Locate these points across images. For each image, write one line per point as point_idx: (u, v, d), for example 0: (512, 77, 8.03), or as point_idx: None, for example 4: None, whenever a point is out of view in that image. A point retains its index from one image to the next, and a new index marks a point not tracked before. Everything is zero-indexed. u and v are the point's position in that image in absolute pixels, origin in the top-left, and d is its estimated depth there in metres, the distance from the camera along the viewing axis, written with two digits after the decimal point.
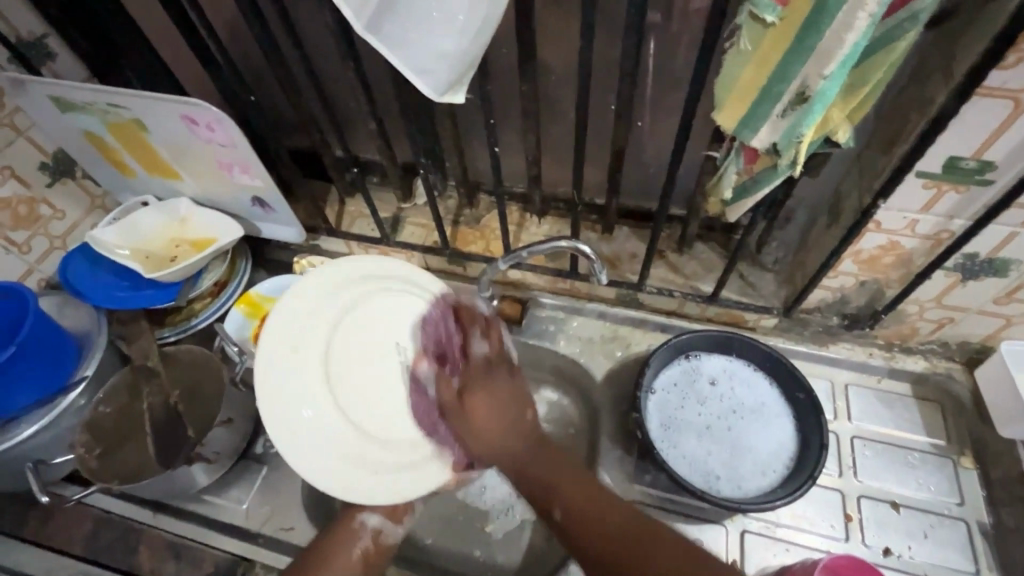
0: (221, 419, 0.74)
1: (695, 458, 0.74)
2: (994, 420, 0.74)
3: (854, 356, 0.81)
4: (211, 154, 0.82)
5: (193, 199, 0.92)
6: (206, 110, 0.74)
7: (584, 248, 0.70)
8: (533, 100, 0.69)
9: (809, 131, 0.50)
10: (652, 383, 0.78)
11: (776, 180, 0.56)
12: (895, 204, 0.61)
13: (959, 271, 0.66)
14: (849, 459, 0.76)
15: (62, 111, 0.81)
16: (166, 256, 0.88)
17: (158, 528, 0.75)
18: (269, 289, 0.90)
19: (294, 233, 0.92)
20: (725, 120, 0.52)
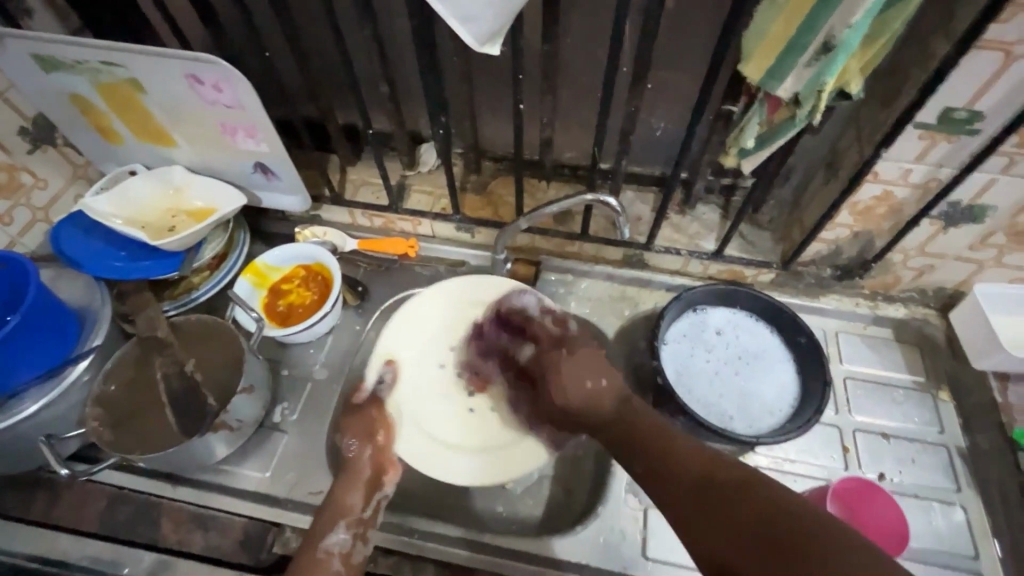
0: (242, 386, 0.73)
1: (709, 401, 0.79)
2: (968, 354, 0.82)
3: (842, 306, 0.88)
4: (214, 116, 0.79)
5: (187, 167, 0.88)
6: (215, 66, 0.71)
7: (610, 201, 0.73)
8: (554, 59, 0.70)
9: (830, 80, 0.54)
10: (666, 336, 0.82)
11: (793, 130, 0.60)
12: (893, 155, 0.66)
13: (942, 219, 0.72)
14: (843, 398, 0.83)
15: (45, 70, 0.76)
16: (163, 226, 0.84)
17: (179, 500, 0.74)
18: (275, 258, 0.88)
19: (298, 201, 0.90)
20: (752, 71, 0.56)
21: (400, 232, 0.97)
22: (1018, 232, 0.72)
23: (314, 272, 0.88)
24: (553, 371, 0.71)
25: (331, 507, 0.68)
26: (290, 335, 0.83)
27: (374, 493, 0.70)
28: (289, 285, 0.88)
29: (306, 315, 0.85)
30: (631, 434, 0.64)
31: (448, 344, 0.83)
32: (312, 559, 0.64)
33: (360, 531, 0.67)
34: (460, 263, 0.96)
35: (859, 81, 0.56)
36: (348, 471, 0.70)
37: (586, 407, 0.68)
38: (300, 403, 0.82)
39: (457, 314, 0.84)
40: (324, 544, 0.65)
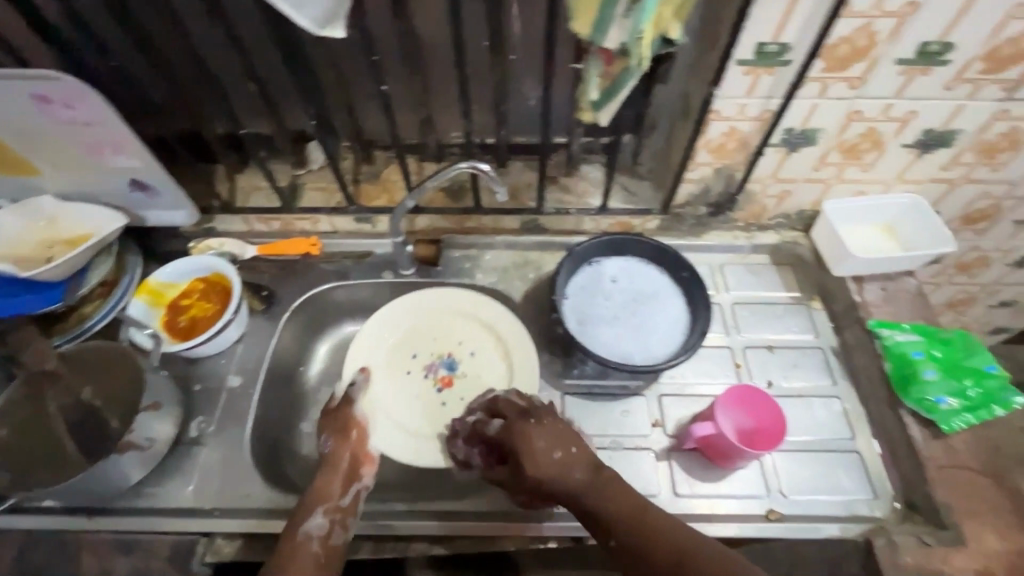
0: (145, 404, 0.72)
1: (612, 344, 0.84)
2: (828, 263, 0.92)
3: (723, 240, 0.96)
4: (73, 135, 0.76)
5: (58, 195, 0.85)
6: (61, 81, 0.69)
7: (484, 165, 0.75)
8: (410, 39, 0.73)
9: (647, 27, 0.59)
10: (566, 291, 0.87)
11: (630, 79, 0.65)
12: (727, 92, 0.74)
13: (784, 145, 0.81)
14: (731, 320, 0.91)
15: None
16: (38, 258, 0.81)
17: (100, 531, 0.72)
18: (169, 275, 0.87)
19: (183, 215, 0.88)
20: (581, 26, 0.61)
21: (301, 232, 0.98)
22: (847, 149, 0.82)
23: (212, 283, 0.88)
24: (523, 443, 0.68)
25: (314, 494, 0.70)
26: (192, 348, 0.82)
27: (350, 483, 0.73)
28: (188, 300, 0.87)
29: (208, 326, 0.84)
30: (579, 501, 0.65)
31: (420, 352, 0.93)
32: (292, 542, 0.65)
33: (338, 518, 0.69)
34: (365, 254, 0.97)
35: (678, 27, 0.62)
36: (329, 465, 0.73)
37: (553, 474, 0.66)
38: (218, 415, 0.82)
39: (425, 320, 0.94)
40: (306, 526, 0.67)
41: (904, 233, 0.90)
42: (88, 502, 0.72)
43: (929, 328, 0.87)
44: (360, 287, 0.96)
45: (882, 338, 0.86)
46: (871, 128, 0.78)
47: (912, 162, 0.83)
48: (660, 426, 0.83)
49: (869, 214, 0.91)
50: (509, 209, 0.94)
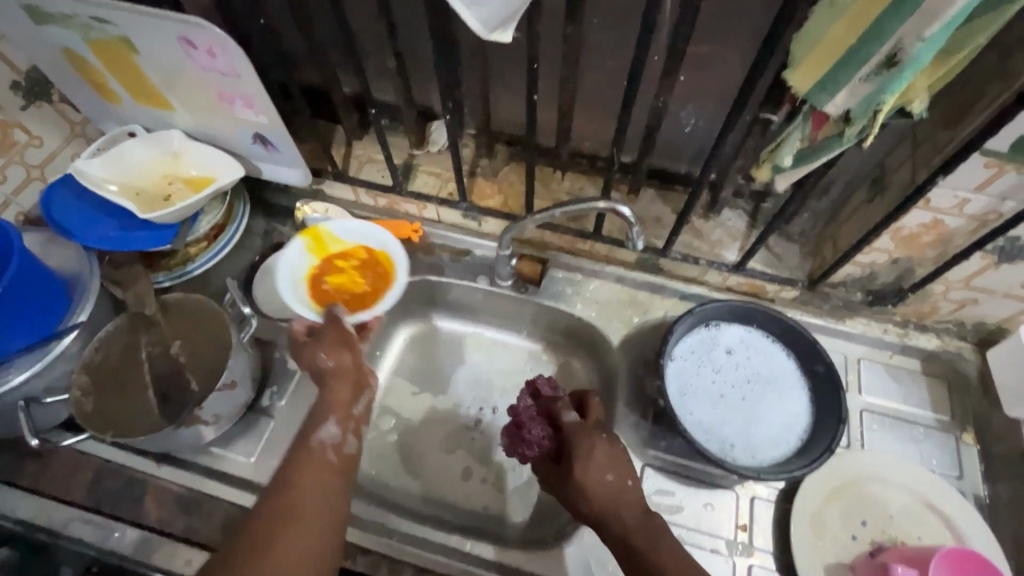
0: (224, 381, 0.69)
1: (712, 427, 0.73)
2: (1002, 401, 0.74)
3: (869, 331, 0.81)
4: (211, 83, 0.74)
5: (186, 132, 0.85)
6: (209, 31, 0.66)
7: (623, 211, 0.64)
8: (907, 132, 0.62)
9: (891, 99, 0.45)
10: (916, 416, 0.78)
11: (839, 150, 0.51)
12: (949, 182, 0.57)
13: (996, 254, 0.63)
14: (858, 432, 0.77)
15: (197, 67, 0.73)
16: (159, 194, 0.82)
17: (165, 479, 0.73)
18: (339, 228, 0.81)
19: (297, 175, 0.86)
20: (799, 81, 0.48)
21: (405, 214, 0.93)
22: None
23: (370, 258, 0.82)
24: (575, 471, 0.64)
25: (329, 398, 0.65)
26: (492, 361, 0.94)
27: (361, 395, 0.67)
28: (344, 262, 0.82)
29: (349, 301, 0.79)
30: (630, 545, 0.60)
31: (872, 519, 0.70)
32: (305, 449, 0.60)
33: (351, 427, 0.64)
34: (463, 253, 0.91)
35: (925, 99, 0.47)
36: (339, 373, 0.67)
37: (597, 492, 0.62)
38: (290, 389, 0.80)
39: (876, 482, 0.72)
40: (318, 436, 0.62)
41: None
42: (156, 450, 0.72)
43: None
44: (453, 286, 0.91)
45: None
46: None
47: None
48: (747, 532, 0.71)
49: None
50: (942, 318, 0.78)
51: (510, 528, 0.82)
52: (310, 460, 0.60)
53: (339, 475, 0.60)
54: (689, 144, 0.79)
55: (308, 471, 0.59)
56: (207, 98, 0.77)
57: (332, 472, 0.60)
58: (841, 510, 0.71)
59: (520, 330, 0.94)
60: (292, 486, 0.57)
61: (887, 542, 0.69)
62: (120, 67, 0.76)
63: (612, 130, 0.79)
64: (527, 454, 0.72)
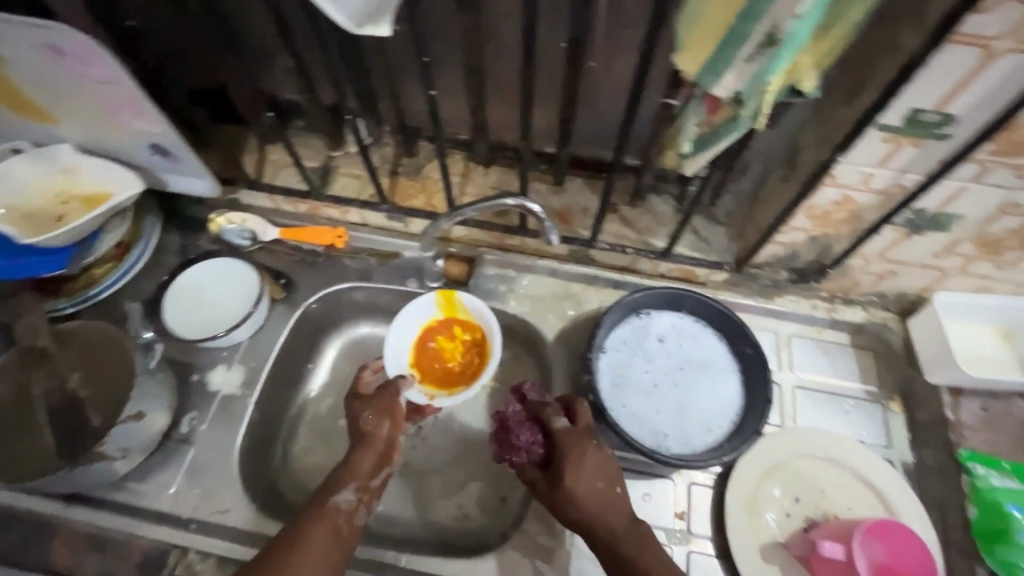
0: (129, 414, 0.66)
1: (646, 418, 0.72)
2: (923, 367, 0.76)
3: (799, 308, 0.81)
4: (91, 91, 0.69)
5: (79, 146, 0.78)
6: (74, 36, 0.62)
7: (532, 207, 0.65)
8: (813, 107, 0.62)
9: (775, 79, 0.44)
10: (847, 390, 0.78)
11: (736, 134, 0.50)
12: (852, 158, 0.57)
13: (907, 226, 0.64)
14: (790, 410, 0.78)
15: (74, 75, 0.67)
16: (51, 216, 0.76)
17: (77, 520, 0.69)
18: (476, 308, 0.79)
19: (205, 186, 0.81)
20: (687, 64, 0.46)
21: (327, 219, 0.88)
22: (984, 243, 0.64)
23: (477, 342, 0.80)
24: (569, 482, 0.61)
25: (350, 469, 0.66)
26: None
27: (381, 467, 0.67)
28: (458, 331, 0.81)
29: (420, 371, 0.79)
30: (619, 552, 0.60)
31: (804, 496, 0.71)
32: (320, 508, 0.62)
33: (366, 498, 0.65)
34: (390, 255, 0.86)
35: (815, 77, 0.46)
36: (364, 443, 0.67)
37: (591, 504, 0.61)
38: (211, 412, 0.76)
39: (808, 459, 0.73)
40: (335, 498, 0.63)
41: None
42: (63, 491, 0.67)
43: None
44: (382, 291, 0.87)
45: (972, 476, 0.70)
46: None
47: None
48: (685, 520, 0.71)
49: (986, 314, 0.74)
50: (866, 291, 0.79)
51: (456, 534, 0.78)
52: (325, 522, 0.61)
53: (343, 543, 0.61)
54: (609, 132, 0.77)
55: (316, 530, 0.60)
56: (91, 108, 0.72)
57: (340, 541, 0.61)
58: (774, 490, 0.71)
59: None
60: (297, 544, 0.59)
61: (820, 517, 0.70)
62: None
63: (530, 121, 0.77)
64: (512, 460, 0.67)
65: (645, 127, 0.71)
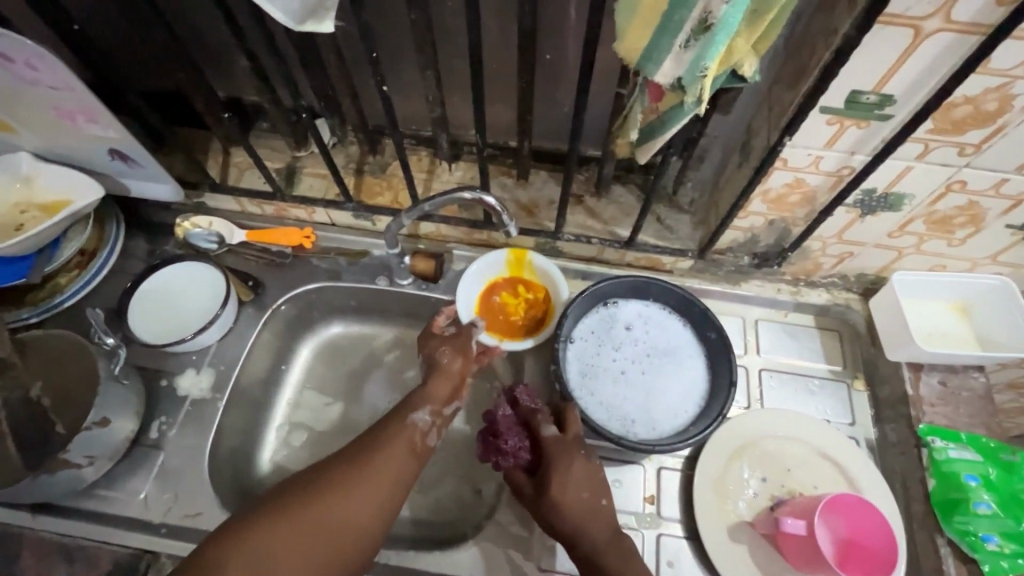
0: (93, 421, 0.65)
1: (613, 404, 0.73)
2: (884, 345, 0.78)
3: (763, 292, 0.82)
4: (42, 98, 0.68)
5: (36, 154, 0.78)
6: (22, 44, 0.61)
7: (489, 202, 0.65)
8: (762, 93, 0.63)
9: (712, 64, 0.45)
10: (811, 370, 0.80)
11: (682, 120, 0.51)
12: (799, 142, 0.58)
13: (858, 206, 0.65)
14: (755, 391, 0.79)
15: (24, 82, 0.66)
16: (10, 225, 0.75)
17: (45, 529, 0.68)
18: (544, 266, 0.80)
19: (168, 190, 0.81)
20: (627, 50, 0.47)
21: (296, 220, 0.89)
22: (936, 221, 0.66)
23: (542, 300, 0.80)
24: (554, 491, 0.63)
25: (428, 393, 0.67)
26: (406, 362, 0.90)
27: (455, 399, 0.68)
28: (519, 291, 0.81)
29: (501, 323, 0.79)
30: (597, 563, 0.61)
31: (771, 476, 0.72)
32: (399, 426, 0.63)
33: (439, 423, 0.66)
34: (359, 254, 0.87)
35: (753, 62, 0.47)
36: (441, 374, 0.68)
37: (573, 512, 0.62)
38: (180, 418, 0.75)
39: (773, 440, 0.74)
40: (412, 418, 0.63)
41: (979, 321, 0.75)
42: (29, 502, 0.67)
43: (993, 445, 0.71)
44: (352, 290, 0.87)
45: (931, 449, 0.72)
46: (973, 202, 0.62)
47: (1013, 245, 0.68)
48: (654, 504, 0.72)
49: (942, 291, 0.75)
50: (827, 273, 0.80)
51: (429, 528, 0.79)
52: (404, 436, 0.62)
53: (418, 459, 0.62)
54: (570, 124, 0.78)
55: (393, 441, 0.61)
56: (44, 115, 0.71)
57: (415, 456, 0.62)
58: (741, 471, 0.72)
59: None
60: (373, 450, 0.60)
61: (785, 496, 0.71)
62: None
63: (491, 115, 0.77)
64: (500, 464, 0.68)
65: (603, 118, 0.71)
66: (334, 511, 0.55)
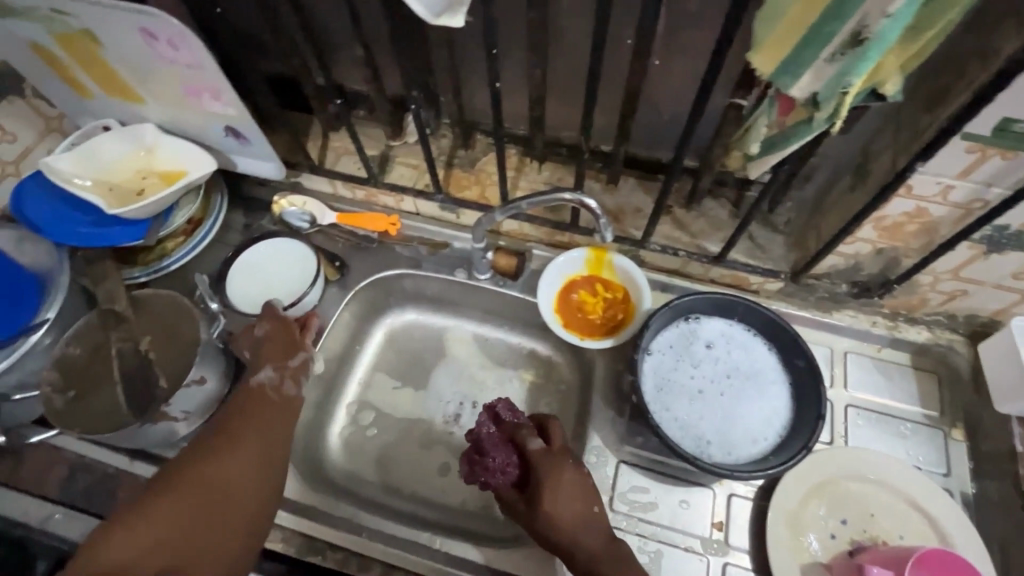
0: (193, 378, 0.69)
1: (688, 423, 0.71)
2: (992, 394, 0.72)
3: (857, 324, 0.78)
4: (176, 75, 0.73)
5: (160, 126, 0.84)
6: (168, 23, 0.65)
7: (589, 202, 0.64)
8: (890, 116, 0.59)
9: (858, 81, 0.43)
10: (904, 411, 0.75)
11: (809, 137, 0.49)
12: (930, 169, 0.54)
13: (985, 243, 0.60)
14: (840, 427, 0.75)
15: (163, 60, 0.71)
16: (132, 189, 0.81)
17: (138, 474, 0.73)
18: (624, 267, 0.78)
19: (272, 168, 0.85)
20: (762, 63, 0.45)
21: (383, 206, 0.92)
22: None
23: (622, 301, 0.79)
24: (547, 505, 0.61)
25: (264, 352, 0.69)
26: (475, 354, 0.91)
27: (299, 350, 0.71)
28: (599, 290, 0.80)
29: (579, 323, 0.79)
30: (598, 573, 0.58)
31: (852, 518, 0.68)
32: (244, 391, 0.66)
33: (289, 372, 0.69)
34: (441, 245, 0.89)
35: (898, 80, 0.44)
36: (285, 326, 0.72)
37: (567, 525, 0.60)
38: None
39: (859, 481, 0.70)
40: (255, 378, 0.67)
41: None
42: (128, 446, 0.72)
43: None
44: (431, 280, 0.89)
45: None
46: None
47: None
48: (723, 531, 0.69)
49: None
50: (932, 310, 0.75)
51: (484, 522, 0.80)
52: (253, 400, 0.66)
53: (279, 417, 0.66)
54: (668, 133, 0.76)
55: (251, 405, 0.65)
56: (174, 90, 0.76)
57: (273, 410, 0.66)
58: (820, 509, 0.69)
59: (500, 323, 0.91)
60: (239, 415, 0.64)
61: (867, 542, 0.67)
62: (86, 61, 0.75)
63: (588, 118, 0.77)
64: (490, 483, 0.67)
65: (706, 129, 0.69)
66: (212, 466, 0.59)
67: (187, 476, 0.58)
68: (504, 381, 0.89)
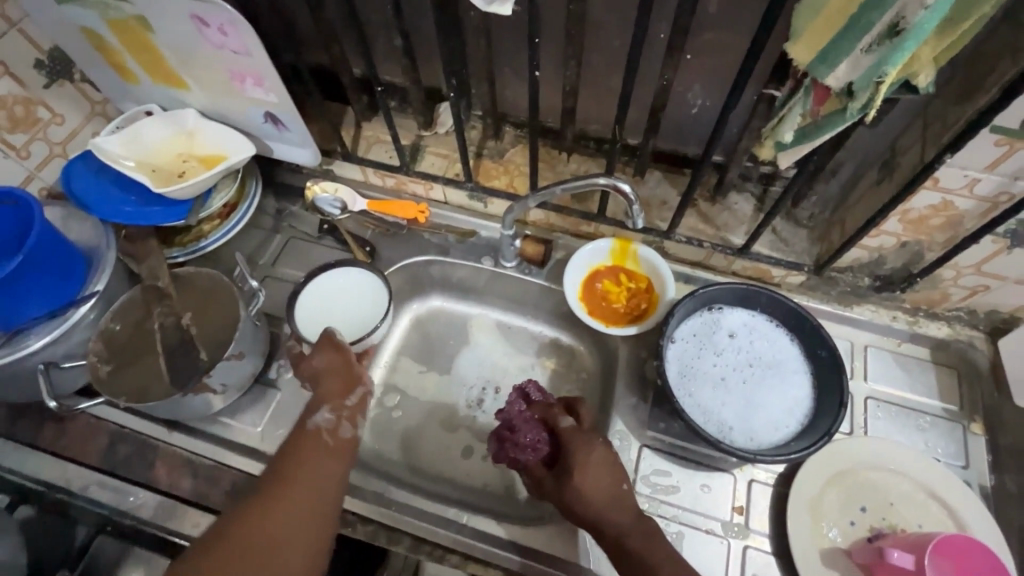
0: (231, 352, 0.72)
1: (710, 409, 0.73)
2: (1012, 389, 0.73)
3: (877, 318, 0.79)
4: (223, 62, 0.76)
5: (201, 111, 0.87)
6: (221, 11, 0.68)
7: (624, 187, 0.65)
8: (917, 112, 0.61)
9: (894, 71, 0.44)
10: (922, 403, 0.76)
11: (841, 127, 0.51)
12: (958, 162, 0.56)
13: (1009, 237, 0.62)
14: (860, 419, 0.76)
15: (211, 46, 0.74)
16: (173, 171, 0.83)
17: (176, 445, 0.76)
18: (648, 257, 0.80)
19: (307, 155, 0.88)
20: (799, 52, 0.47)
21: (412, 195, 0.94)
22: None
23: (646, 291, 0.81)
24: (576, 479, 0.63)
25: (323, 390, 0.71)
26: (498, 340, 0.93)
27: (357, 390, 0.72)
28: (622, 280, 0.82)
29: (602, 311, 0.81)
30: (625, 547, 0.60)
31: (872, 506, 0.70)
32: (302, 436, 0.67)
33: (345, 413, 0.70)
34: (469, 233, 0.92)
35: (931, 73, 0.46)
36: (342, 358, 0.73)
37: (596, 502, 0.62)
38: None
39: (878, 469, 0.71)
40: (312, 420, 0.68)
41: None
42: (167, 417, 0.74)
43: None
44: (458, 267, 0.91)
45: None
46: None
47: None
48: (743, 515, 0.71)
49: None
50: (953, 305, 0.76)
51: (506, 502, 0.81)
52: (308, 444, 0.66)
53: (333, 461, 0.66)
54: (696, 127, 0.78)
55: (307, 452, 0.65)
56: (219, 77, 0.79)
57: (329, 454, 0.66)
58: (839, 496, 0.70)
59: (524, 311, 0.93)
60: (296, 463, 0.64)
61: (886, 529, 0.68)
62: (136, 46, 0.78)
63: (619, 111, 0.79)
64: (521, 459, 0.70)
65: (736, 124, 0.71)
66: (262, 523, 0.59)
67: (238, 532, 0.58)
68: (528, 368, 0.90)
